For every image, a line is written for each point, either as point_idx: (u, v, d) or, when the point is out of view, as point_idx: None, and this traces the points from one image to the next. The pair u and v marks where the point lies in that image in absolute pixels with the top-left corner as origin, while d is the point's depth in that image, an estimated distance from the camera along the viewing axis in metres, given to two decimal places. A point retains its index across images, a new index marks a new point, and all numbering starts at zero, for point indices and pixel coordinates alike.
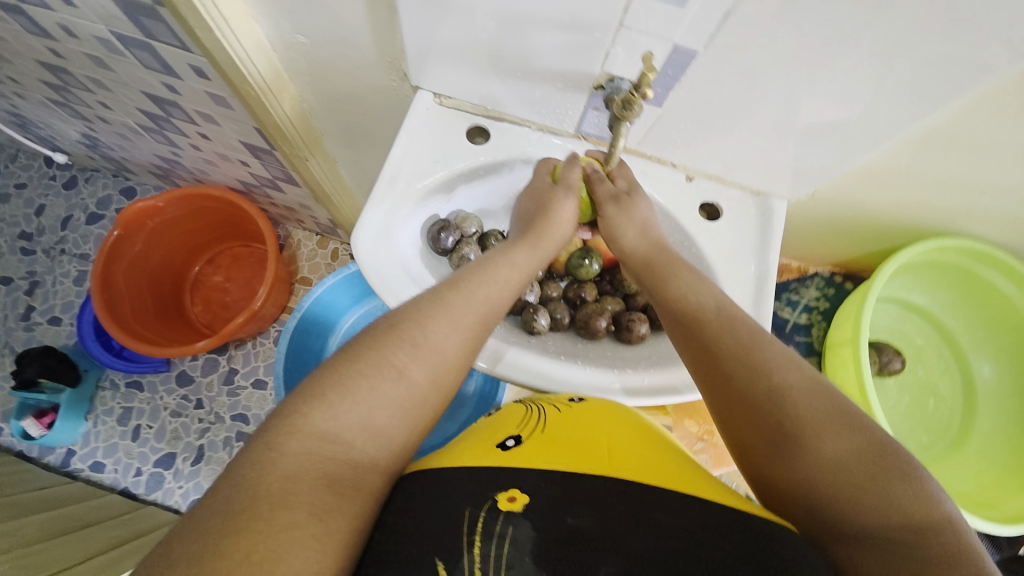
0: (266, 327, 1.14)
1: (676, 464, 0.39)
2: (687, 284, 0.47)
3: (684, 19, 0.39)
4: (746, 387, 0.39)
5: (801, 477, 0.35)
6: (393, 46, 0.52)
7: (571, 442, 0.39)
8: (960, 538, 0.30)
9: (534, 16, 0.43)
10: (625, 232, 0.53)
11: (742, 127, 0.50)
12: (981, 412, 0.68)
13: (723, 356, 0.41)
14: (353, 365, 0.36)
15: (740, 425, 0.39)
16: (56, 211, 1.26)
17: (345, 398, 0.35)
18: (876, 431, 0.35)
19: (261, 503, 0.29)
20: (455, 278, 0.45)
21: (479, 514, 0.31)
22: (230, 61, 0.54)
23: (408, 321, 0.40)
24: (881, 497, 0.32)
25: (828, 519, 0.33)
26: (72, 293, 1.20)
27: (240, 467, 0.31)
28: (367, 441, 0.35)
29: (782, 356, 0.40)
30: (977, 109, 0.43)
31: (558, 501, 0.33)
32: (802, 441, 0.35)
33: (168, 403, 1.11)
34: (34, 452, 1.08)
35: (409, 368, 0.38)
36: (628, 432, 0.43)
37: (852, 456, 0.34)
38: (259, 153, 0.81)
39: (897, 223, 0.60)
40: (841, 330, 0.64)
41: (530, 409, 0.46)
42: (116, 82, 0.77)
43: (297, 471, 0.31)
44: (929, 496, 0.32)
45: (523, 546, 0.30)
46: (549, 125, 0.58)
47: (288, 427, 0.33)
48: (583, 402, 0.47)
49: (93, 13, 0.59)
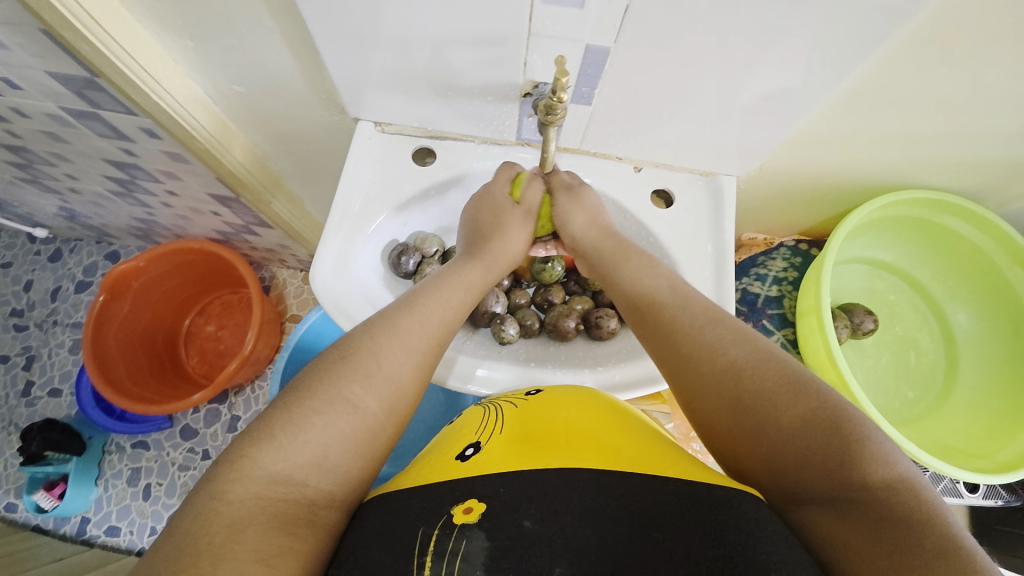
0: (262, 370, 1.15)
1: (644, 445, 0.42)
2: (639, 273, 0.51)
3: (587, 20, 0.40)
4: (703, 368, 0.41)
5: (760, 450, 0.37)
6: (324, 82, 0.53)
7: (526, 439, 0.43)
8: (919, 497, 0.31)
9: (449, 38, 0.44)
10: (575, 218, 0.56)
11: (675, 113, 0.51)
12: (964, 361, 0.68)
13: (681, 341, 0.44)
14: (304, 403, 0.39)
15: (704, 406, 0.41)
16: (44, 284, 1.28)
17: (295, 438, 0.37)
18: (830, 398, 0.36)
19: (203, 555, 0.31)
20: (410, 296, 0.49)
21: (433, 532, 0.34)
22: (172, 119, 0.56)
23: (360, 352, 0.43)
24: (836, 460, 0.33)
25: (791, 487, 0.35)
26: (68, 363, 1.21)
27: (181, 523, 0.32)
28: (321, 478, 0.37)
29: (736, 334, 0.42)
30: (895, 62, 0.44)
31: (516, 505, 0.35)
32: (757, 414, 0.37)
33: (175, 458, 1.12)
34: (50, 524, 1.08)
35: (364, 400, 0.41)
36: (589, 417, 0.46)
37: (805, 424, 0.35)
38: (226, 202, 0.82)
39: (850, 184, 0.61)
40: (805, 298, 0.64)
41: (489, 411, 0.50)
42: (76, 153, 0.78)
43: (242, 519, 0.33)
44: (885, 456, 0.33)
45: (476, 559, 0.32)
46: (491, 137, 0.59)
47: (236, 473, 0.35)
48: (539, 394, 0.51)
49: (39, 92, 0.61)
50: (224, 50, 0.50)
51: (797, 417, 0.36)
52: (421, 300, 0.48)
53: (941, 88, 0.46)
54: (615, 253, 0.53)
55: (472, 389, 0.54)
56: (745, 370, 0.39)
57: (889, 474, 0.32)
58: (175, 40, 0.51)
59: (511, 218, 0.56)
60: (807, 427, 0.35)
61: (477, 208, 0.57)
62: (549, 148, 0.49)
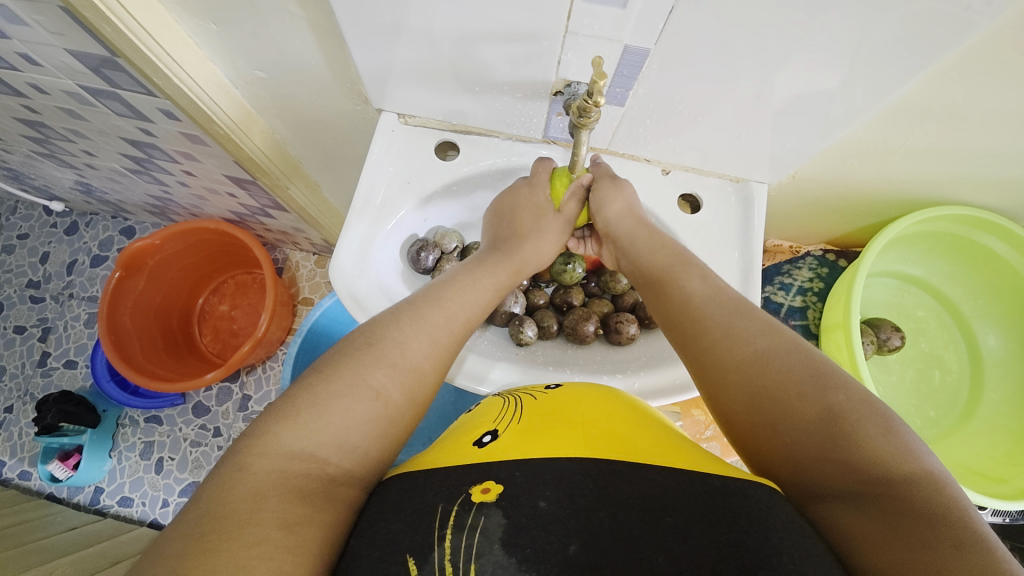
0: (274, 351, 1.16)
1: (658, 437, 0.42)
2: (666, 260, 0.49)
3: (629, 20, 0.38)
4: (724, 358, 0.40)
5: (783, 440, 0.36)
6: (348, 71, 0.52)
7: (543, 429, 0.42)
8: (943, 493, 0.30)
9: (481, 32, 0.43)
10: (614, 203, 0.54)
11: (712, 116, 0.49)
12: (989, 381, 0.66)
13: (705, 328, 0.43)
14: (328, 386, 0.39)
15: (725, 395, 0.40)
16: (60, 257, 1.29)
17: (319, 418, 0.37)
18: (857, 389, 0.35)
19: (230, 520, 0.31)
20: (437, 291, 0.49)
21: (452, 508, 0.34)
22: (194, 104, 0.55)
23: (386, 341, 0.43)
24: (858, 454, 0.32)
25: (811, 481, 0.34)
26: (84, 336, 1.23)
27: (207, 491, 0.33)
28: (342, 456, 0.37)
29: (763, 325, 0.41)
30: (952, 76, 0.42)
31: (531, 488, 0.35)
32: (782, 404, 0.36)
33: (187, 434, 1.13)
34: (65, 493, 1.11)
35: (386, 387, 0.41)
36: (601, 411, 0.45)
37: (832, 417, 0.34)
38: (243, 184, 0.81)
39: (887, 196, 0.59)
40: (834, 311, 0.63)
41: (508, 400, 0.49)
42: (94, 131, 0.78)
43: (263, 489, 0.33)
44: (908, 452, 0.32)
45: (493, 534, 0.32)
46: (517, 134, 0.58)
47: (260, 447, 0.35)
48: (559, 389, 0.50)
49: (58, 70, 0.60)
50: (247, 36, 0.49)
51: (821, 411, 0.34)
52: (450, 301, 0.48)
53: (996, 104, 0.44)
54: (649, 246, 0.51)
55: (483, 390, 0.53)
56: (768, 360, 0.38)
57: (913, 469, 0.31)
58: (197, 24, 0.49)
59: (549, 221, 0.56)
60: (829, 423, 0.34)
61: (512, 203, 0.57)
62: (580, 150, 0.47)
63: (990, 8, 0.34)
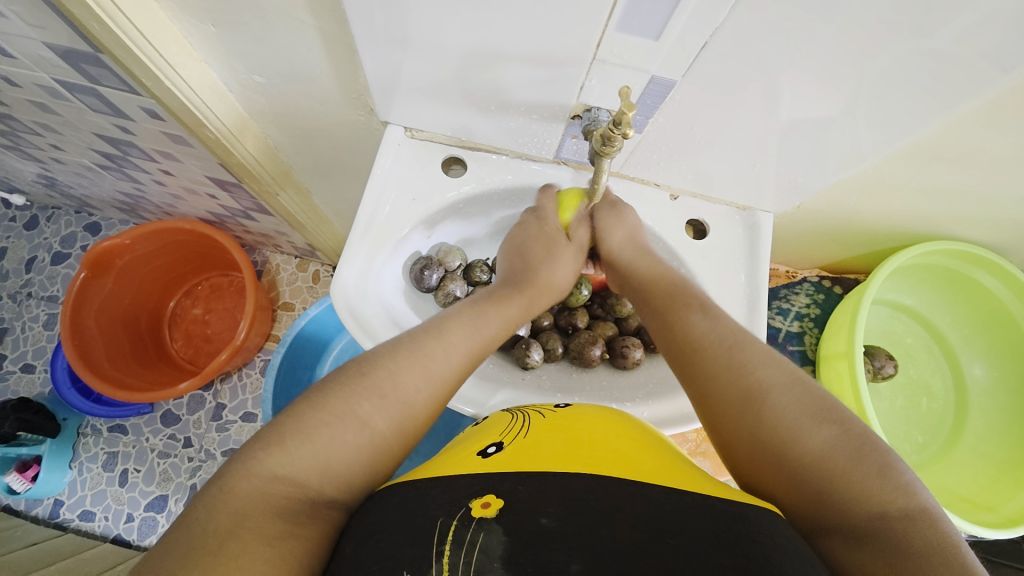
0: (251, 358, 1.10)
1: (662, 460, 0.40)
2: (663, 291, 0.48)
3: (659, 52, 0.37)
4: (726, 386, 0.39)
5: (784, 474, 0.35)
6: (355, 81, 0.50)
7: (549, 446, 0.40)
8: (937, 532, 0.30)
9: (497, 52, 0.41)
10: (614, 236, 0.54)
11: (728, 146, 0.49)
12: (972, 408, 0.70)
13: (708, 357, 0.41)
14: (315, 414, 0.37)
15: (725, 423, 0.38)
16: (19, 253, 1.20)
17: (304, 445, 0.35)
18: (855, 425, 0.35)
19: (212, 538, 0.30)
20: (438, 321, 0.46)
21: (452, 521, 0.32)
22: (185, 107, 0.51)
23: (378, 370, 0.40)
24: (855, 490, 0.32)
25: (814, 515, 0.33)
26: (43, 338, 1.14)
27: (195, 512, 0.32)
28: (325, 483, 0.35)
29: (765, 357, 0.40)
30: (962, 123, 0.43)
31: (534, 504, 0.33)
32: (785, 439, 0.35)
33: (155, 444, 1.07)
34: (22, 505, 1.04)
35: (373, 418, 0.38)
36: (613, 433, 0.44)
37: (834, 453, 0.33)
38: (226, 187, 0.76)
39: (882, 229, 0.61)
40: (835, 341, 0.64)
41: (515, 416, 0.47)
42: (65, 125, 0.72)
43: (247, 508, 0.32)
44: (905, 487, 0.32)
45: (493, 551, 0.30)
46: (526, 153, 0.57)
47: (244, 468, 0.33)
48: (568, 409, 0.49)
49: (32, 62, 0.56)
50: (249, 40, 0.46)
51: (815, 450, 0.34)
52: (447, 327, 0.45)
53: (996, 146, 0.45)
54: (653, 271, 0.51)
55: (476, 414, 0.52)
56: (764, 397, 0.37)
57: (910, 507, 0.31)
58: (196, 25, 0.46)
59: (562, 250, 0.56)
60: (830, 459, 0.33)
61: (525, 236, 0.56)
62: (600, 177, 0.47)
63: (1009, 65, 0.36)
